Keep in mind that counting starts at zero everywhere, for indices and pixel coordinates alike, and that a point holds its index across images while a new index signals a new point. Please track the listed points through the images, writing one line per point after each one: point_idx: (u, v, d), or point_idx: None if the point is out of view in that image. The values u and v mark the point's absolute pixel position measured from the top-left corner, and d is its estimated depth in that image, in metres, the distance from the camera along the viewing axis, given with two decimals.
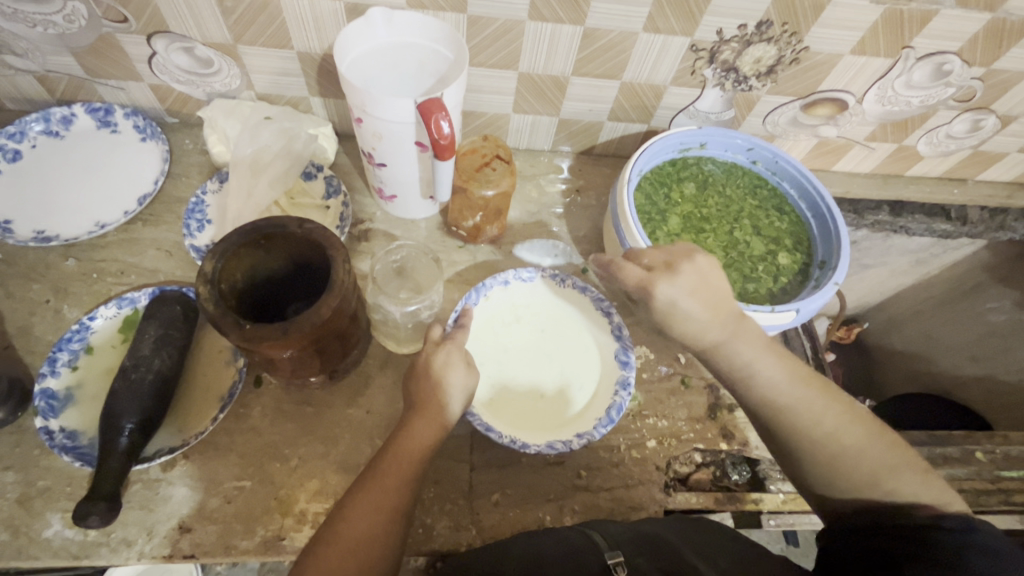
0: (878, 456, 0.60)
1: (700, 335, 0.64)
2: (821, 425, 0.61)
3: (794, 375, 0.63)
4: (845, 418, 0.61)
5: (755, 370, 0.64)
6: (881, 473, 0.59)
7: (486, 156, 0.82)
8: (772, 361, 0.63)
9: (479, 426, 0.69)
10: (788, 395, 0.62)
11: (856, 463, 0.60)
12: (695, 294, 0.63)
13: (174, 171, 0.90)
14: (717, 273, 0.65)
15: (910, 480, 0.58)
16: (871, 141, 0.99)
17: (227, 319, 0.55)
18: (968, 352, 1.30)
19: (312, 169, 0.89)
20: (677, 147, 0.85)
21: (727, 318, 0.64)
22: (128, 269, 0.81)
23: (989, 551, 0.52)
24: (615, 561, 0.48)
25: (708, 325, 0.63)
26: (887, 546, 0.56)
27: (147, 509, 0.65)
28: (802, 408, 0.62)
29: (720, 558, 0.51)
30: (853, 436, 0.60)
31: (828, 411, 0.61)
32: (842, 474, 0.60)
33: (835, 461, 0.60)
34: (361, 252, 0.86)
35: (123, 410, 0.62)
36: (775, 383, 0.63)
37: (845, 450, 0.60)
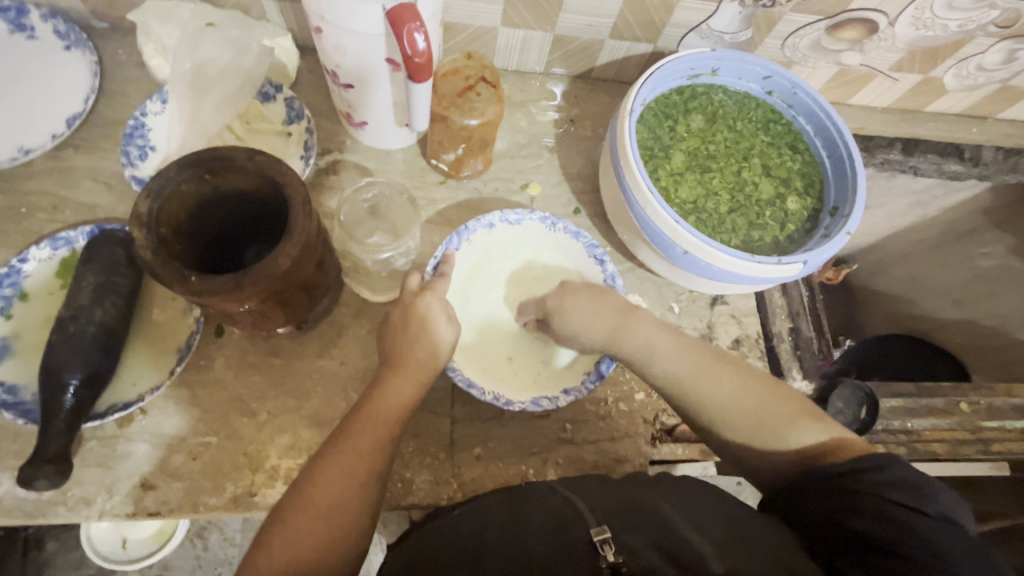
0: (776, 409, 0.58)
1: (588, 334, 0.65)
2: (713, 393, 0.60)
3: (688, 348, 0.63)
4: (738, 381, 0.60)
5: (652, 355, 0.63)
6: (781, 424, 0.57)
7: (469, 78, 0.71)
8: (664, 338, 0.63)
9: (460, 381, 0.65)
10: (681, 368, 0.62)
11: (753, 423, 0.58)
12: (581, 304, 0.65)
13: (109, 88, 0.78)
14: (592, 296, 0.66)
15: (808, 428, 0.56)
16: (895, 71, 0.89)
17: (170, 270, 0.48)
18: (953, 296, 1.22)
19: (269, 88, 0.77)
20: (686, 73, 0.76)
21: (612, 314, 0.64)
22: (62, 204, 0.72)
23: (910, 485, 0.47)
24: (602, 538, 0.46)
25: (596, 317, 0.64)
26: (823, 506, 0.49)
27: (105, 466, 0.61)
28: (698, 379, 0.61)
29: (716, 530, 0.47)
30: (749, 398, 0.59)
31: (720, 377, 0.60)
32: (742, 434, 0.58)
33: (736, 422, 0.58)
34: (330, 186, 0.77)
35: (66, 364, 0.56)
36: (670, 361, 0.62)
37: (741, 412, 0.58)
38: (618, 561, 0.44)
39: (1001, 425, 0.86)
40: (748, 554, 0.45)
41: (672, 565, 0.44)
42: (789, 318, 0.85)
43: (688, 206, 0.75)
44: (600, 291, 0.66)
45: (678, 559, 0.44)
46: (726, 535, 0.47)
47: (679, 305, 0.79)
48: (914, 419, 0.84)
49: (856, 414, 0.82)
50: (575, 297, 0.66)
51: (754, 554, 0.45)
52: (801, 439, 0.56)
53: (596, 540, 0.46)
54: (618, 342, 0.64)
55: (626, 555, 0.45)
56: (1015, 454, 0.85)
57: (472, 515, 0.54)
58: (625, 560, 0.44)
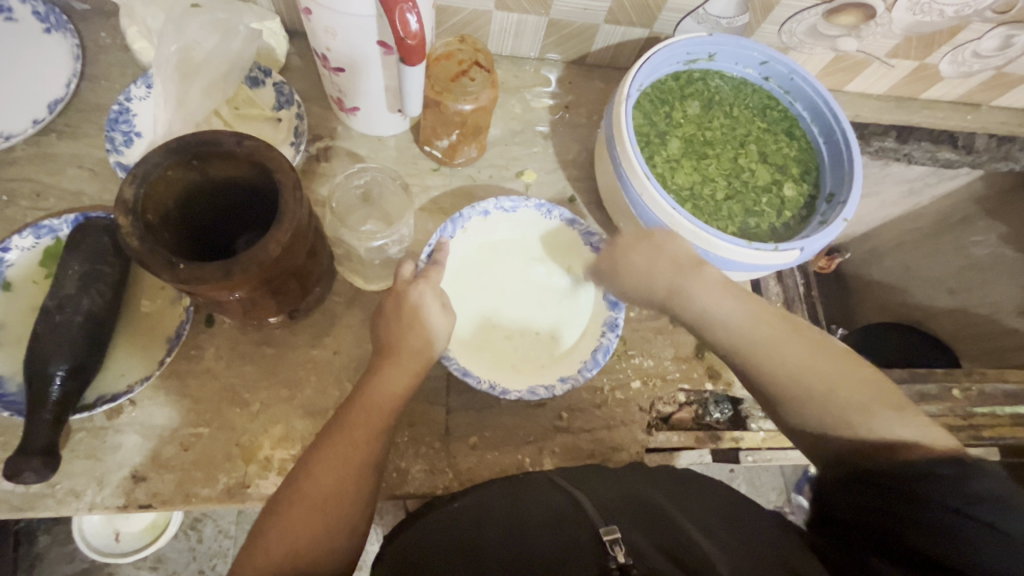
0: (854, 390, 0.54)
1: (649, 287, 0.65)
2: (784, 362, 0.57)
3: (757, 314, 0.60)
4: (812, 355, 0.56)
5: (713, 315, 0.62)
6: (862, 408, 0.52)
7: (463, 62, 0.69)
8: (729, 301, 0.61)
9: (456, 370, 0.64)
10: (748, 334, 0.59)
11: (830, 400, 0.54)
12: (639, 256, 0.66)
13: (92, 72, 0.75)
14: (669, 238, 0.65)
15: (894, 418, 0.51)
16: (891, 57, 0.89)
17: (156, 258, 0.47)
18: (946, 285, 1.23)
19: (258, 74, 0.76)
20: (683, 58, 0.75)
21: (674, 265, 0.64)
22: (45, 191, 0.70)
23: (1001, 503, 0.40)
24: (611, 537, 0.45)
25: (654, 270, 0.65)
26: (867, 501, 0.45)
27: (94, 458, 0.60)
28: (764, 347, 0.58)
29: (718, 530, 0.48)
30: (829, 374, 0.55)
31: (792, 347, 0.57)
32: (816, 412, 0.55)
33: (808, 397, 0.55)
34: (322, 173, 0.76)
35: (53, 355, 0.55)
36: (738, 325, 0.60)
37: (814, 386, 0.55)
38: (626, 561, 0.43)
39: (991, 410, 0.87)
40: (754, 557, 0.45)
41: (674, 562, 0.43)
42: (784, 306, 0.85)
43: (684, 193, 0.74)
44: (653, 240, 0.65)
45: (679, 556, 0.44)
46: (731, 539, 0.47)
47: None
48: None
49: None
50: (634, 247, 0.66)
51: (760, 556, 0.45)
52: (881, 429, 0.51)
53: (608, 540, 0.45)
54: (677, 298, 0.64)
55: (634, 556, 0.43)
56: (1006, 439, 0.85)
57: (473, 509, 0.54)
58: (634, 561, 0.43)
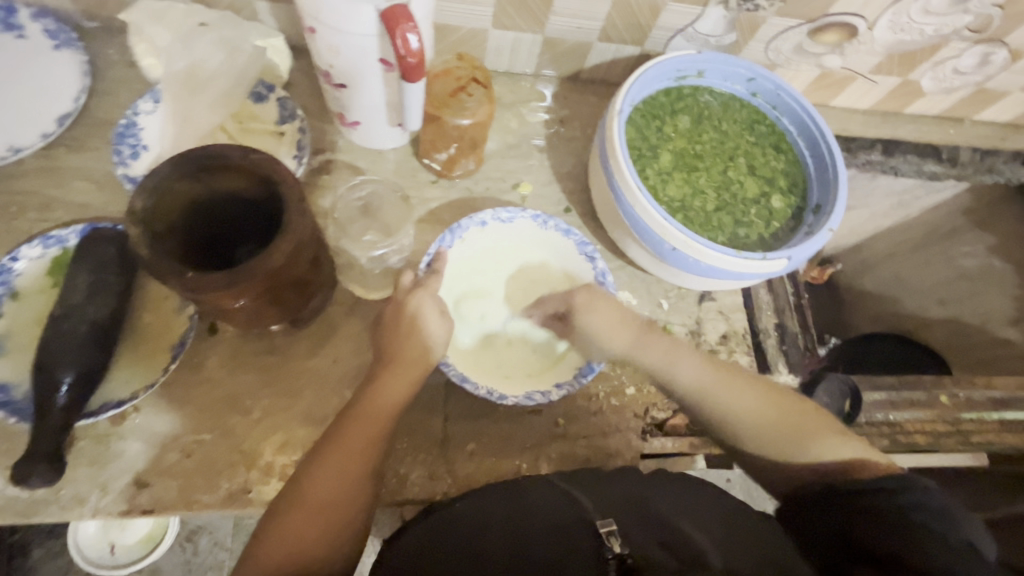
0: (798, 423, 0.60)
1: (611, 341, 0.69)
2: (738, 407, 0.62)
3: (706, 364, 0.65)
4: (760, 397, 0.62)
5: (670, 369, 0.66)
6: (806, 437, 0.58)
7: (461, 79, 0.72)
8: (686, 354, 0.66)
9: (454, 376, 0.65)
10: (701, 382, 0.64)
11: (777, 437, 0.59)
12: (602, 309, 0.69)
13: (100, 88, 0.78)
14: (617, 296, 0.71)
15: (832, 443, 0.57)
16: (875, 74, 0.92)
17: (165, 266, 0.49)
18: (936, 296, 1.26)
19: (262, 89, 0.78)
20: (673, 74, 0.78)
21: (635, 326, 0.69)
22: (53, 202, 0.72)
23: (942, 511, 0.46)
24: (607, 529, 0.48)
25: (619, 326, 0.69)
26: (834, 517, 0.51)
27: (98, 464, 0.61)
28: (717, 391, 0.63)
29: (716, 529, 0.49)
30: (775, 412, 0.61)
31: (742, 390, 0.63)
32: (770, 450, 0.59)
33: (758, 437, 0.60)
34: (323, 186, 0.78)
35: (60, 362, 0.56)
36: (689, 376, 0.65)
37: (763, 426, 0.60)
38: (623, 551, 0.45)
39: (980, 416, 0.89)
40: (748, 554, 0.46)
41: (672, 557, 0.44)
42: (775, 314, 0.87)
43: (675, 205, 0.76)
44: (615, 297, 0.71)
45: (676, 551, 0.45)
46: (726, 535, 0.48)
47: (668, 302, 0.80)
48: (897, 412, 0.87)
49: (838, 409, 0.85)
50: (594, 298, 0.70)
51: (754, 554, 0.46)
52: (824, 453, 0.56)
53: (602, 532, 0.47)
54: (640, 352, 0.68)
55: (631, 547, 0.46)
56: (995, 444, 0.87)
57: (474, 509, 0.55)
58: (630, 551, 0.46)
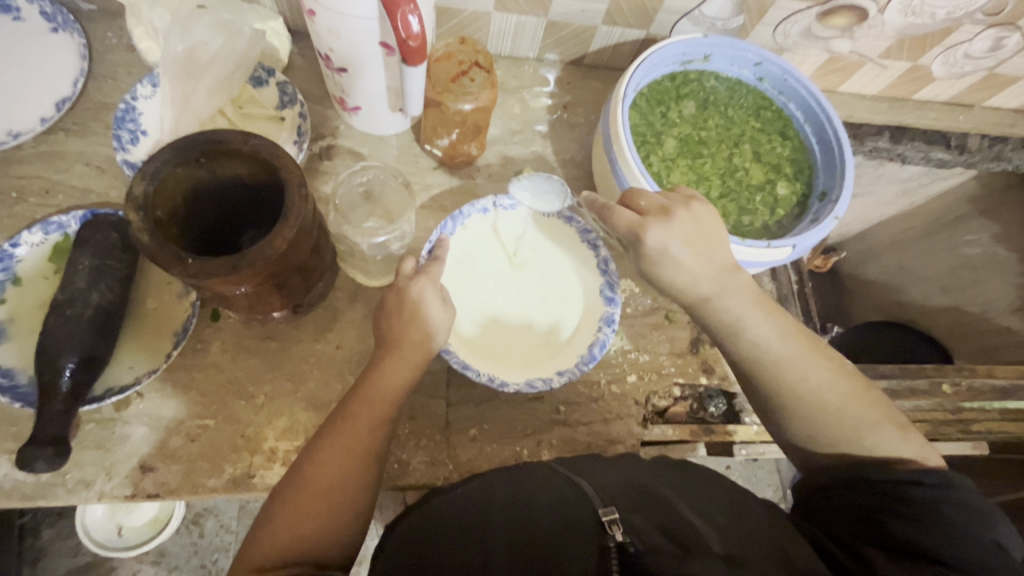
0: (862, 410, 0.58)
1: (690, 284, 0.61)
2: (807, 379, 0.59)
3: (785, 332, 0.61)
4: (831, 373, 0.59)
5: (745, 327, 0.61)
6: (866, 428, 0.57)
7: (463, 63, 0.71)
8: (768, 319, 0.61)
9: (456, 364, 0.65)
10: (777, 351, 0.60)
11: (838, 418, 0.58)
12: (691, 249, 0.60)
13: (98, 71, 0.77)
14: (715, 223, 0.62)
15: (889, 437, 0.57)
16: (884, 58, 0.90)
17: (166, 252, 0.48)
18: (938, 284, 1.24)
19: (262, 74, 0.78)
20: (678, 58, 0.76)
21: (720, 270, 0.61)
22: (54, 187, 0.71)
23: (974, 510, 0.46)
24: (609, 518, 0.47)
25: (703, 270, 0.60)
26: (860, 500, 0.50)
27: (103, 448, 0.62)
28: (789, 366, 0.59)
29: (717, 516, 0.49)
30: (844, 395, 0.58)
31: (816, 364, 0.59)
32: (821, 426, 0.58)
33: (821, 412, 0.58)
34: (324, 171, 0.77)
35: (64, 347, 0.56)
36: (766, 342, 0.60)
37: (826, 403, 0.58)
38: (625, 539, 0.45)
39: (981, 405, 0.89)
40: (745, 539, 0.46)
41: (675, 544, 0.44)
42: (778, 302, 0.86)
43: None
44: (707, 234, 0.61)
45: (678, 538, 0.45)
46: (726, 521, 0.48)
47: None
48: (898, 400, 0.87)
49: None
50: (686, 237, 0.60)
51: (753, 538, 0.46)
52: (878, 446, 0.56)
53: (605, 520, 0.47)
54: (715, 305, 0.61)
55: (631, 534, 0.45)
56: (996, 433, 0.88)
57: (477, 492, 0.55)
58: (631, 539, 0.45)
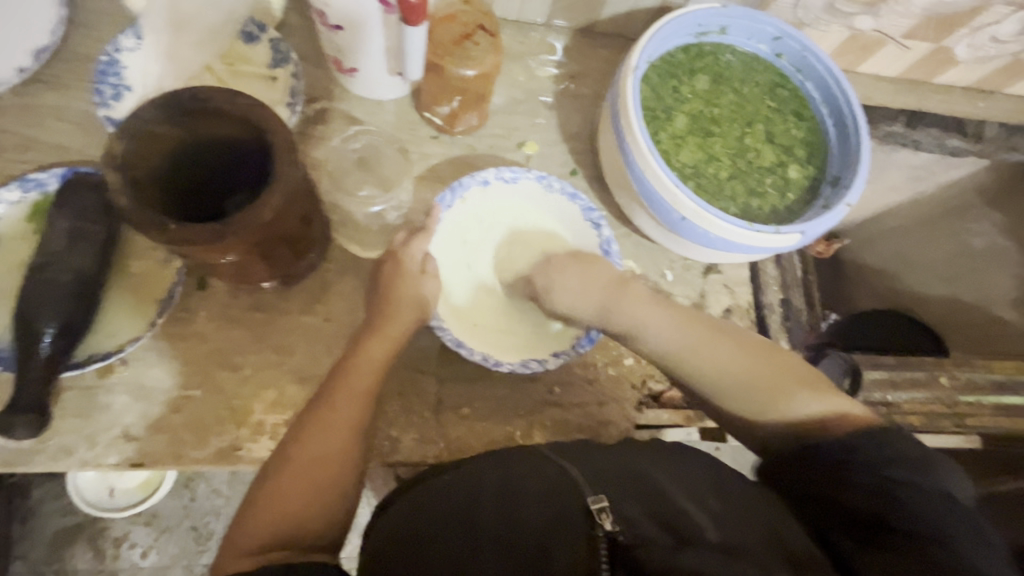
0: (767, 375, 0.57)
1: (580, 305, 0.64)
2: (710, 365, 0.59)
3: (680, 320, 0.62)
4: (735, 354, 0.60)
5: (643, 328, 0.63)
6: (776, 392, 0.56)
7: (466, 25, 0.67)
8: (656, 314, 0.62)
9: (449, 341, 0.64)
10: (676, 344, 0.61)
11: (749, 389, 0.57)
12: (568, 277, 0.65)
13: (79, 20, 0.72)
14: (574, 272, 0.65)
15: (800, 399, 0.55)
16: (907, 39, 0.87)
17: (146, 217, 0.46)
18: (940, 275, 1.22)
19: (253, 29, 0.73)
20: (694, 30, 0.73)
21: (600, 286, 0.65)
22: (32, 143, 0.68)
23: (911, 460, 0.45)
24: (598, 506, 0.45)
25: (586, 290, 0.64)
26: (811, 479, 0.48)
27: (85, 416, 0.61)
28: (690, 355, 0.60)
29: (710, 499, 0.47)
30: (747, 372, 0.58)
31: (709, 352, 0.60)
32: (737, 405, 0.58)
33: (730, 392, 0.58)
34: (318, 137, 0.73)
35: (41, 311, 0.54)
36: (663, 337, 0.62)
37: (732, 381, 0.58)
38: (614, 529, 0.43)
39: (976, 400, 0.88)
40: (745, 529, 0.43)
41: (669, 532, 0.42)
42: (781, 290, 0.84)
43: (688, 171, 0.72)
44: (586, 259, 0.67)
45: (673, 526, 0.43)
46: (722, 506, 0.46)
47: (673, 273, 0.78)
48: (895, 392, 0.86)
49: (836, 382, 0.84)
50: (559, 269, 0.66)
51: (750, 525, 0.44)
52: (793, 410, 0.55)
53: (594, 508, 0.44)
54: (609, 316, 0.64)
55: (620, 523, 0.44)
56: (988, 428, 0.87)
57: (459, 481, 0.54)
58: (621, 528, 0.43)
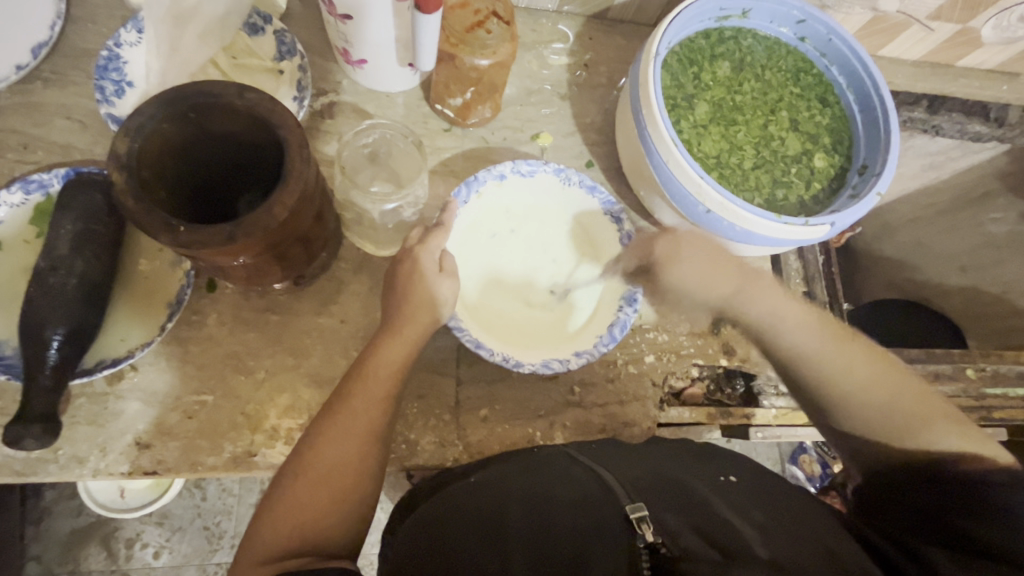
0: (907, 403, 0.54)
1: (705, 291, 0.64)
2: (847, 376, 0.56)
3: (811, 320, 0.59)
4: (878, 367, 0.56)
5: (780, 328, 0.60)
6: (922, 422, 0.52)
7: (479, 12, 0.64)
8: (794, 307, 0.60)
9: (468, 342, 0.61)
10: (810, 346, 0.58)
11: (886, 412, 0.54)
12: (695, 263, 0.64)
13: (78, 15, 0.70)
14: (699, 248, 0.64)
15: (950, 435, 0.51)
16: (933, 20, 0.84)
17: (153, 218, 0.44)
18: (958, 262, 1.18)
19: (257, 20, 0.70)
20: (715, 13, 0.70)
21: (734, 276, 0.63)
22: (33, 142, 0.66)
23: None
24: (638, 515, 0.42)
25: (713, 276, 0.63)
26: (928, 500, 0.46)
27: (96, 424, 0.59)
28: (827, 360, 0.57)
29: (753, 511, 0.45)
30: (883, 389, 0.55)
31: (857, 359, 0.57)
32: (869, 423, 0.55)
33: (867, 409, 0.55)
34: (326, 132, 0.71)
35: (48, 317, 0.52)
36: (794, 331, 0.59)
37: (872, 399, 0.55)
38: (656, 540, 0.40)
39: (1004, 392, 0.86)
40: (793, 541, 0.41)
41: (716, 550, 0.38)
42: (804, 282, 0.82)
43: (710, 161, 0.70)
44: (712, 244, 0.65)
45: (716, 540, 0.40)
46: (767, 519, 0.44)
47: None
48: None
49: None
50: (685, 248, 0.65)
51: (795, 538, 0.41)
52: (938, 445, 0.50)
53: (634, 517, 0.41)
54: (741, 301, 0.62)
55: (665, 537, 0.40)
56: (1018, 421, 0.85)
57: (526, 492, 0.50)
58: (663, 540, 0.40)
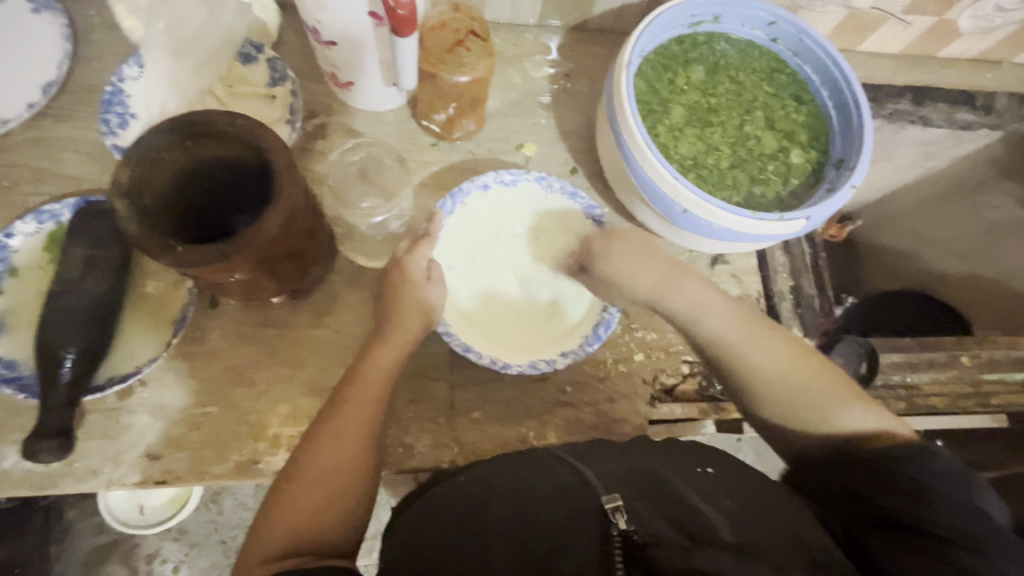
0: (818, 383, 0.57)
1: (634, 286, 0.66)
2: (765, 363, 0.59)
3: (738, 316, 0.62)
4: (790, 351, 0.60)
5: (701, 315, 0.63)
6: (832, 402, 0.56)
7: (458, 31, 0.67)
8: (713, 301, 0.63)
9: (457, 346, 0.65)
10: (730, 333, 0.61)
11: (801, 391, 0.57)
12: (626, 256, 0.66)
13: (84, 54, 0.74)
14: (639, 265, 0.66)
15: (856, 412, 0.55)
16: (907, 14, 0.85)
17: (152, 240, 0.47)
18: (957, 250, 1.18)
19: (250, 50, 0.74)
20: (687, 20, 0.72)
21: (657, 265, 0.66)
22: (45, 175, 0.70)
23: (952, 478, 0.46)
24: (613, 505, 0.45)
25: (641, 269, 0.66)
26: (847, 479, 0.51)
27: (109, 437, 0.62)
28: (749, 346, 0.60)
29: (725, 501, 0.47)
30: (799, 374, 0.58)
31: (771, 347, 0.60)
32: (777, 409, 0.58)
33: (784, 391, 0.58)
34: (319, 151, 0.75)
35: (62, 337, 0.56)
36: (719, 326, 0.62)
37: (790, 385, 0.58)
38: (629, 528, 0.43)
39: (1000, 377, 0.86)
40: (759, 527, 0.44)
41: (683, 535, 0.42)
42: (791, 276, 0.84)
43: (687, 162, 0.72)
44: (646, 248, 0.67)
45: (687, 529, 0.43)
46: (736, 506, 0.46)
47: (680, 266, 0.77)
48: (914, 374, 0.84)
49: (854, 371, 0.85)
50: (619, 248, 0.67)
51: (768, 527, 0.44)
52: (845, 423, 0.55)
53: (608, 508, 0.45)
54: (664, 294, 0.65)
55: (636, 522, 0.43)
56: (1015, 406, 0.85)
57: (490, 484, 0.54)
58: (637, 527, 0.43)
